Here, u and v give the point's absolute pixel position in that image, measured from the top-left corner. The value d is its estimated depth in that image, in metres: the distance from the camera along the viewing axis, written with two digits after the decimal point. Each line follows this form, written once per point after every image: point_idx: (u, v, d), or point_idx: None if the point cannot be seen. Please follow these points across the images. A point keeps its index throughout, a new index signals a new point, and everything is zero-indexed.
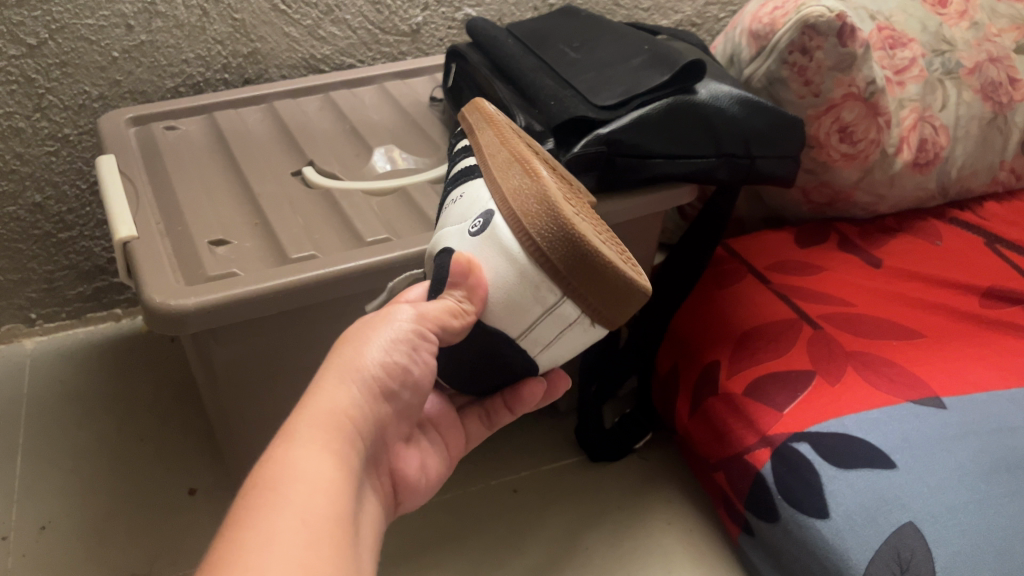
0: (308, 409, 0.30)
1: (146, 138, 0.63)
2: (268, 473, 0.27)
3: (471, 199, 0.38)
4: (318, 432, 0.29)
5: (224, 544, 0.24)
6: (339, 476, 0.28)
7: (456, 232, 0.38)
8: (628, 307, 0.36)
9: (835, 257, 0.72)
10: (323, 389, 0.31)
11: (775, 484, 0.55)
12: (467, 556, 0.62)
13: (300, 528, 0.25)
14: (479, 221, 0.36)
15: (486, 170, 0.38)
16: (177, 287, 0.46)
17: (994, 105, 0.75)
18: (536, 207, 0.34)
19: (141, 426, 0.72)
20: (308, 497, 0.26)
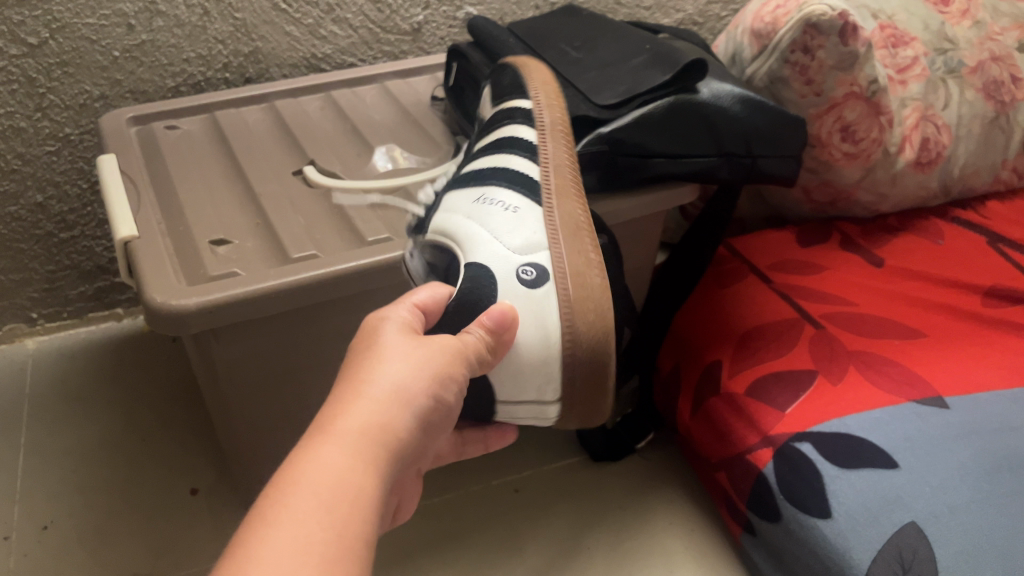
0: (349, 415, 0.29)
1: (146, 137, 0.63)
2: (298, 473, 0.26)
3: (529, 237, 0.45)
4: (357, 442, 0.28)
5: (245, 554, 0.23)
6: (372, 498, 0.27)
7: (501, 246, 0.44)
8: (589, 418, 0.45)
9: (836, 257, 0.72)
10: (366, 397, 0.30)
11: (777, 484, 0.55)
12: (469, 556, 0.62)
13: (325, 553, 0.24)
14: (532, 270, 0.43)
15: (553, 223, 0.45)
16: (179, 288, 0.46)
17: (996, 104, 0.75)
18: (592, 312, 0.42)
19: (143, 426, 0.72)
20: (338, 518, 0.25)
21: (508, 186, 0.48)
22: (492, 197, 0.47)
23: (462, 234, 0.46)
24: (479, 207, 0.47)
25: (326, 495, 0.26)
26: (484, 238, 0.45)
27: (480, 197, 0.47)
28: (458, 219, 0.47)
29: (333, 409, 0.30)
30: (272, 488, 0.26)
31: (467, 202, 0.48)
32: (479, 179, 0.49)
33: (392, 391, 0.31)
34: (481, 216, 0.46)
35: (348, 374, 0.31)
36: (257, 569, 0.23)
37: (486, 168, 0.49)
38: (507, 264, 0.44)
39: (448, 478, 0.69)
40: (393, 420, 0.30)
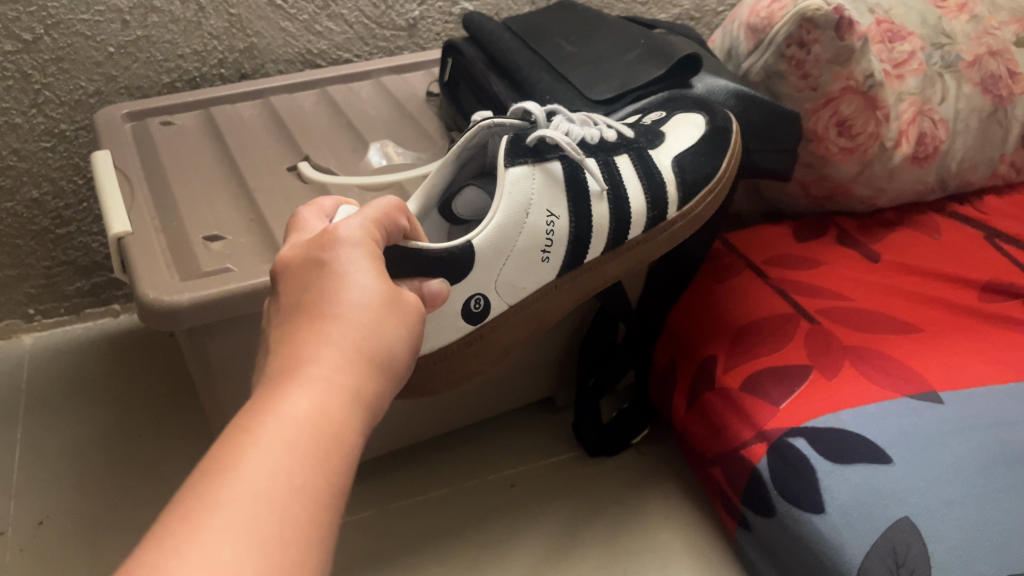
0: (330, 356, 0.29)
1: (141, 133, 0.63)
2: (262, 413, 0.26)
3: (514, 278, 0.50)
4: (339, 386, 0.28)
5: (239, 484, 0.23)
6: (345, 445, 0.27)
7: (500, 264, 0.48)
8: None
9: (833, 252, 0.72)
10: (346, 338, 0.30)
11: (772, 480, 0.55)
12: (464, 550, 0.63)
13: (315, 497, 0.25)
14: (482, 305, 0.49)
15: (533, 304, 0.52)
16: (171, 283, 0.46)
17: (994, 98, 0.74)
18: (447, 373, 0.51)
19: (140, 420, 0.72)
20: (326, 463, 0.26)
21: (569, 231, 0.51)
22: (552, 227, 0.50)
23: (507, 216, 0.47)
24: (539, 218, 0.49)
25: (317, 439, 0.26)
26: (503, 244, 0.48)
27: (550, 215, 0.49)
28: (521, 202, 0.48)
29: (314, 345, 0.29)
30: (258, 420, 0.26)
31: (545, 201, 0.49)
32: (572, 192, 0.50)
33: (372, 336, 0.31)
34: (530, 225, 0.49)
35: (324, 302, 0.31)
36: (252, 504, 0.23)
37: (585, 202, 0.51)
38: (483, 282, 0.48)
39: (444, 474, 0.69)
40: (371, 367, 0.30)
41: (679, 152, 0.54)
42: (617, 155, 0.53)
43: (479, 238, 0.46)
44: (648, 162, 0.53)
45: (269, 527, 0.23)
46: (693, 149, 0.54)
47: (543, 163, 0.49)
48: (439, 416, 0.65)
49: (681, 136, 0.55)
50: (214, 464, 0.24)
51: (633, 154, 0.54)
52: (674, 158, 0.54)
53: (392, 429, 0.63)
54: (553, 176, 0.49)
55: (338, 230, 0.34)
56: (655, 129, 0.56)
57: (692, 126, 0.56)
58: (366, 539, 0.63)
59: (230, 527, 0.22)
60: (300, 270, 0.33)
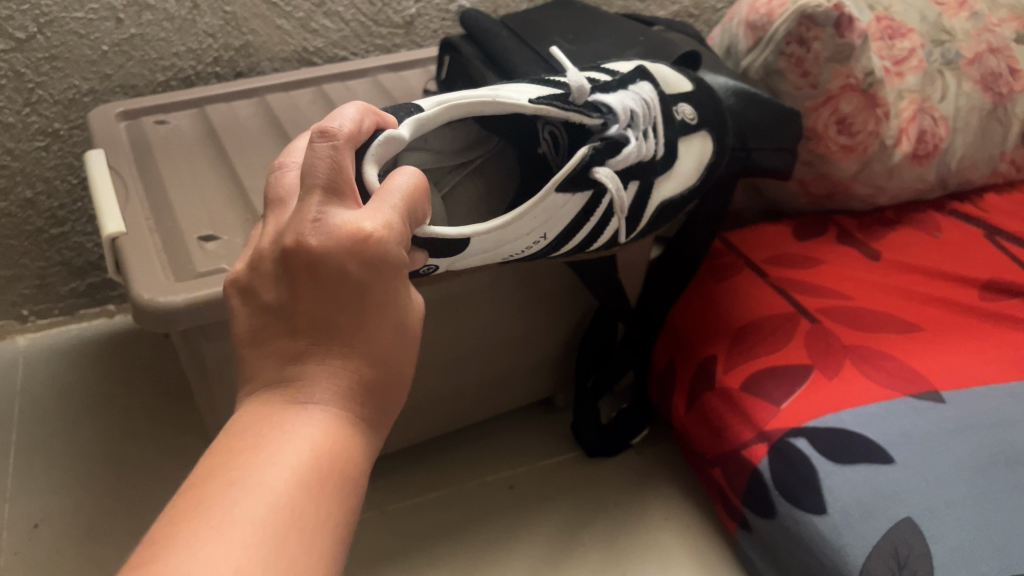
0: (334, 391, 0.30)
1: (136, 132, 0.63)
2: (268, 439, 0.28)
3: (474, 264, 0.47)
4: (339, 424, 0.29)
5: (238, 515, 0.24)
6: (346, 472, 0.28)
7: (474, 256, 0.45)
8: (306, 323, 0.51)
9: (833, 251, 0.71)
10: (352, 369, 0.30)
11: (773, 481, 0.55)
12: (464, 553, 0.62)
13: (316, 524, 0.26)
14: (428, 271, 0.45)
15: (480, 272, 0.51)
16: (166, 284, 0.46)
17: (994, 95, 0.74)
18: None
19: (136, 422, 0.72)
20: (327, 498, 0.27)
21: (539, 249, 0.50)
22: (534, 247, 0.49)
23: (514, 227, 0.45)
24: (533, 238, 0.48)
25: (319, 475, 0.27)
26: (491, 246, 0.45)
27: (541, 238, 0.48)
28: (534, 222, 0.46)
29: (321, 376, 0.30)
30: (259, 451, 0.27)
31: (549, 225, 0.48)
32: (575, 220, 0.49)
33: (378, 363, 0.31)
34: (523, 238, 0.47)
35: (339, 326, 0.30)
36: (249, 536, 0.24)
37: (576, 230, 0.50)
38: (452, 259, 0.44)
39: (442, 475, 0.68)
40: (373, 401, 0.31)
41: (670, 197, 0.54)
42: (631, 183, 0.51)
43: (479, 232, 0.43)
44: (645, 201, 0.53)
45: (268, 555, 0.24)
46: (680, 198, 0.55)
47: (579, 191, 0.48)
48: (437, 416, 0.65)
49: (682, 177, 0.55)
50: (218, 485, 0.26)
51: (642, 186, 0.52)
52: (664, 201, 0.54)
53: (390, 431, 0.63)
54: (573, 208, 0.48)
55: (381, 233, 0.29)
56: (675, 150, 0.54)
57: (695, 167, 0.55)
58: (363, 543, 0.62)
59: (230, 555, 0.23)
60: (329, 274, 0.29)
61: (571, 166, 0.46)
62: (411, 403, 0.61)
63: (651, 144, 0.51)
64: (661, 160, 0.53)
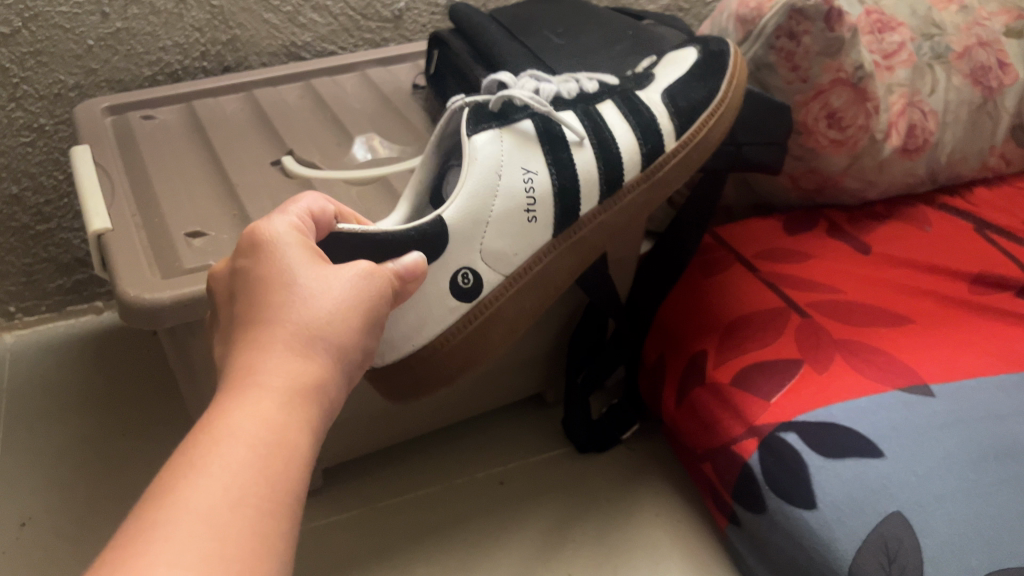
0: (268, 365, 0.30)
1: (122, 127, 0.62)
2: (207, 426, 0.27)
3: (502, 246, 0.50)
4: (273, 392, 0.29)
5: (177, 503, 0.24)
6: (291, 441, 0.28)
7: (479, 235, 0.49)
8: (410, 390, 0.51)
9: (823, 244, 0.71)
10: (281, 340, 0.31)
11: (763, 476, 0.55)
12: (452, 550, 0.62)
13: (260, 500, 0.25)
14: (471, 279, 0.50)
15: (532, 269, 0.52)
16: (152, 281, 0.45)
17: (984, 89, 0.74)
18: (453, 348, 0.50)
19: (119, 422, 0.71)
20: (272, 475, 0.26)
21: (552, 183, 0.50)
22: (530, 183, 0.50)
23: (477, 184, 0.48)
24: (515, 176, 0.49)
25: (257, 449, 0.27)
26: (481, 211, 0.48)
27: (526, 172, 0.50)
28: (489, 163, 0.48)
29: (252, 356, 0.30)
30: (199, 440, 0.26)
31: (517, 159, 0.50)
32: (547, 143, 0.51)
33: (308, 329, 0.32)
34: (507, 184, 0.49)
35: (257, 310, 0.32)
36: (195, 523, 0.23)
37: (563, 154, 0.51)
38: (465, 255, 0.49)
39: (432, 471, 0.68)
40: (314, 365, 0.31)
41: (668, 87, 0.54)
42: (599, 104, 0.54)
43: (450, 212, 0.47)
44: (634, 100, 0.53)
45: (211, 547, 0.23)
46: (682, 80, 0.54)
47: (511, 124, 0.50)
48: (427, 413, 0.65)
49: (669, 73, 0.56)
50: (162, 480, 0.25)
51: (616, 98, 0.54)
52: (666, 93, 0.54)
53: (379, 426, 0.63)
54: (522, 134, 0.50)
55: (263, 230, 0.35)
56: (641, 74, 0.56)
57: (680, 65, 0.56)
58: (353, 541, 0.62)
59: (174, 553, 0.22)
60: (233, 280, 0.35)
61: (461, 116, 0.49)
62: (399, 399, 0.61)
63: (583, 80, 0.55)
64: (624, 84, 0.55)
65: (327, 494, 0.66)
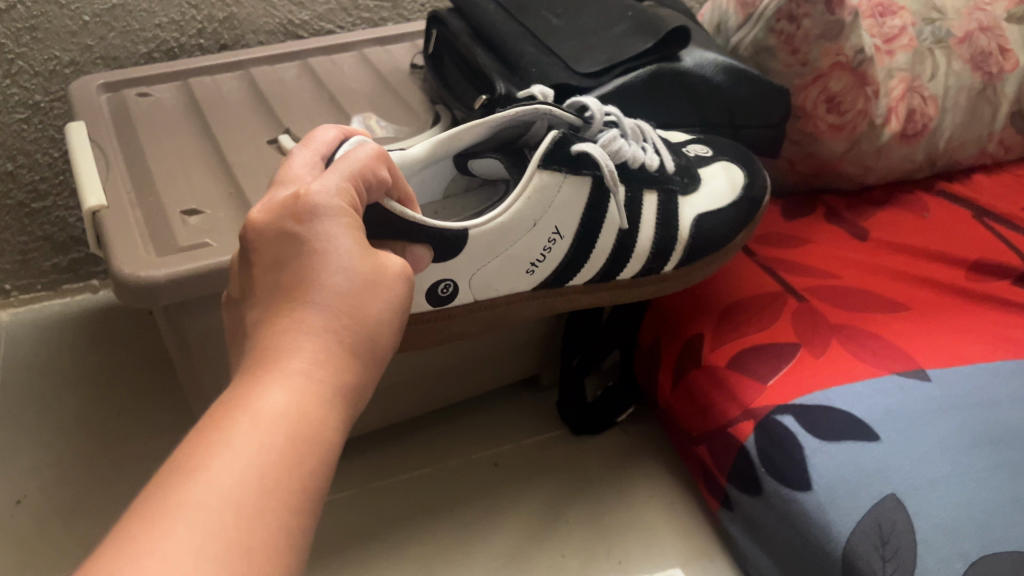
0: (305, 350, 0.29)
1: (117, 104, 0.62)
2: (240, 407, 0.27)
3: (491, 279, 0.49)
4: (311, 379, 0.29)
5: (200, 489, 0.23)
6: (321, 437, 0.27)
7: (484, 261, 0.48)
8: None
9: (820, 229, 0.71)
10: (320, 326, 0.30)
11: (759, 458, 0.55)
12: (446, 531, 0.62)
13: (281, 496, 0.25)
14: (450, 291, 0.48)
15: (500, 305, 0.52)
16: (147, 258, 0.45)
17: (983, 75, 0.74)
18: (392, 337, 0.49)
19: (115, 400, 0.71)
20: (297, 472, 0.26)
21: (566, 250, 0.51)
22: (550, 244, 0.50)
23: (515, 217, 0.48)
24: (544, 233, 0.49)
25: (291, 438, 0.26)
26: (496, 252, 0.48)
27: (554, 234, 0.50)
28: (535, 211, 0.48)
29: (288, 337, 0.30)
30: (233, 420, 0.26)
31: (555, 217, 0.50)
32: (588, 208, 0.51)
33: (349, 320, 0.31)
34: (533, 233, 0.49)
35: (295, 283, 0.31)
36: (216, 513, 0.23)
37: (601, 211, 0.51)
38: (459, 270, 0.47)
39: (426, 452, 0.68)
40: (350, 358, 0.30)
41: (706, 208, 0.55)
42: (647, 189, 0.53)
43: (478, 230, 0.46)
44: (672, 208, 0.54)
45: (232, 540, 0.23)
46: (717, 211, 0.55)
47: (576, 172, 0.49)
48: (421, 395, 0.65)
49: (712, 190, 0.56)
50: (190, 460, 0.24)
51: (661, 192, 0.54)
52: (699, 213, 0.55)
53: (374, 406, 0.63)
54: (576, 194, 0.50)
55: (314, 198, 0.32)
56: (691, 171, 0.56)
57: (727, 187, 0.57)
58: (347, 521, 0.62)
59: (191, 544, 0.22)
60: (271, 236, 0.32)
61: (543, 148, 0.47)
62: (391, 378, 0.60)
63: (648, 151, 0.54)
64: (675, 176, 0.55)
65: None
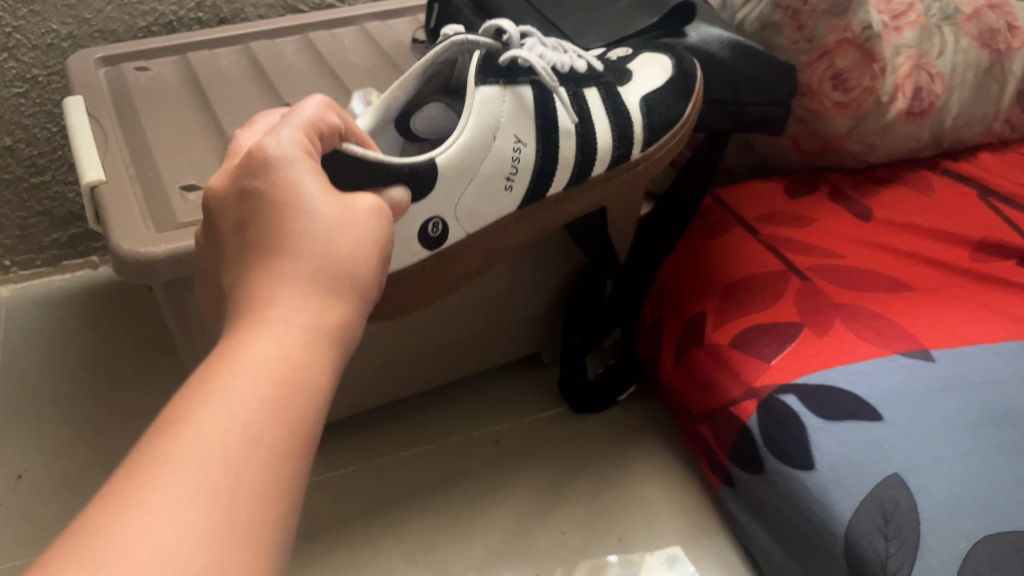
0: (286, 302, 0.29)
1: (116, 78, 0.61)
2: (222, 361, 0.26)
3: (476, 206, 0.48)
4: (291, 328, 0.28)
5: (189, 444, 0.23)
6: (308, 387, 0.27)
7: (462, 188, 0.46)
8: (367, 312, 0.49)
9: (824, 208, 0.71)
10: (301, 276, 0.30)
11: (761, 437, 0.55)
12: (447, 508, 0.62)
13: (272, 449, 0.25)
14: (440, 229, 0.46)
15: (495, 233, 0.51)
16: (146, 235, 0.45)
17: (991, 53, 0.73)
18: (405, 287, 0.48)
19: (114, 375, 0.71)
20: (286, 422, 0.26)
21: (536, 157, 0.49)
22: (519, 154, 0.48)
23: (474, 137, 0.45)
24: (506, 142, 0.47)
25: (275, 387, 0.26)
26: (465, 176, 0.46)
27: (517, 142, 0.48)
28: (490, 123, 0.46)
29: (269, 289, 0.29)
30: (215, 376, 0.26)
31: (511, 125, 0.47)
32: (541, 114, 0.49)
33: (325, 265, 0.30)
34: (498, 149, 0.47)
35: (271, 236, 0.31)
36: (208, 468, 0.23)
37: (551, 112, 0.49)
38: (442, 205, 0.45)
39: (427, 429, 0.68)
40: (336, 306, 0.30)
41: (649, 91, 0.54)
42: (586, 87, 0.52)
43: (443, 155, 0.44)
44: (618, 98, 0.53)
45: (224, 495, 0.23)
46: (663, 89, 0.54)
47: (510, 84, 0.47)
48: (423, 371, 0.65)
49: (648, 76, 0.54)
50: (176, 416, 0.24)
51: (601, 88, 0.53)
52: (645, 97, 0.53)
53: (375, 382, 0.63)
54: (524, 103, 0.48)
55: (270, 152, 0.31)
56: (622, 67, 0.55)
57: (661, 66, 0.55)
58: (348, 498, 0.63)
59: (184, 501, 0.22)
60: (230, 198, 0.32)
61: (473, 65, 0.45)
62: (392, 355, 0.60)
63: (574, 56, 0.53)
64: (606, 73, 0.54)
65: (321, 450, 0.66)
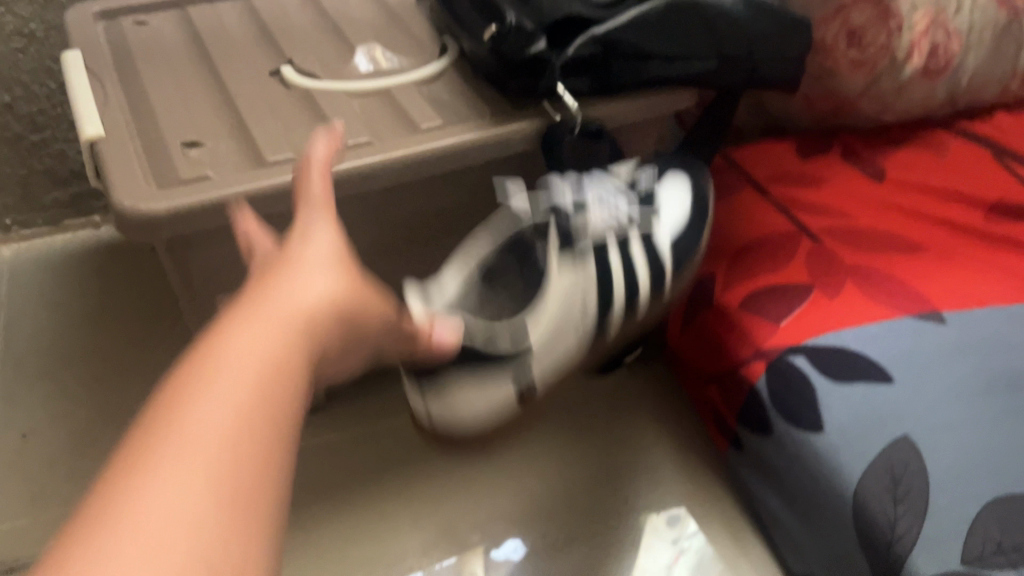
0: (276, 300, 0.30)
1: (114, 32, 0.60)
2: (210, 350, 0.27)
3: (547, 357, 0.49)
4: (279, 322, 0.29)
5: (188, 433, 0.24)
6: (298, 380, 0.28)
7: (535, 358, 0.48)
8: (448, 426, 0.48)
9: (836, 168, 0.69)
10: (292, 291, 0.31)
11: (770, 399, 0.54)
12: (452, 469, 0.62)
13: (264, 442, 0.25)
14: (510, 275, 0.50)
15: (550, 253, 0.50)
16: (148, 191, 0.44)
17: (1010, 9, 0.71)
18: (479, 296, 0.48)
19: (118, 335, 0.70)
20: (279, 418, 0.26)
21: (601, 310, 0.50)
22: (584, 307, 0.49)
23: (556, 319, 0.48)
24: (573, 308, 0.49)
25: (265, 373, 0.27)
26: (541, 354, 0.48)
27: (584, 304, 0.49)
28: (561, 308, 0.48)
29: (263, 293, 0.30)
30: (204, 366, 0.26)
31: (580, 293, 0.49)
32: (602, 282, 0.49)
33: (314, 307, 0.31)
34: (569, 318, 0.49)
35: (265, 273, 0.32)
36: (203, 456, 0.24)
37: (610, 268, 0.49)
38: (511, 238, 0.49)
39: None
40: (322, 311, 0.31)
41: (679, 229, 0.52)
42: (630, 238, 0.50)
43: (527, 347, 0.47)
44: (657, 255, 0.51)
45: (215, 481, 0.23)
46: (688, 224, 0.52)
47: (579, 258, 0.48)
48: None
49: (674, 205, 0.53)
50: (169, 401, 0.25)
51: (640, 237, 0.51)
52: (674, 242, 0.52)
53: None
54: (582, 271, 0.48)
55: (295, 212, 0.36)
56: (650, 193, 0.52)
57: (683, 198, 0.53)
58: (354, 459, 0.62)
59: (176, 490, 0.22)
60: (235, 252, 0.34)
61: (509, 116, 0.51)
62: None
63: (618, 203, 0.50)
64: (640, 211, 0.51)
65: (327, 411, 0.66)
